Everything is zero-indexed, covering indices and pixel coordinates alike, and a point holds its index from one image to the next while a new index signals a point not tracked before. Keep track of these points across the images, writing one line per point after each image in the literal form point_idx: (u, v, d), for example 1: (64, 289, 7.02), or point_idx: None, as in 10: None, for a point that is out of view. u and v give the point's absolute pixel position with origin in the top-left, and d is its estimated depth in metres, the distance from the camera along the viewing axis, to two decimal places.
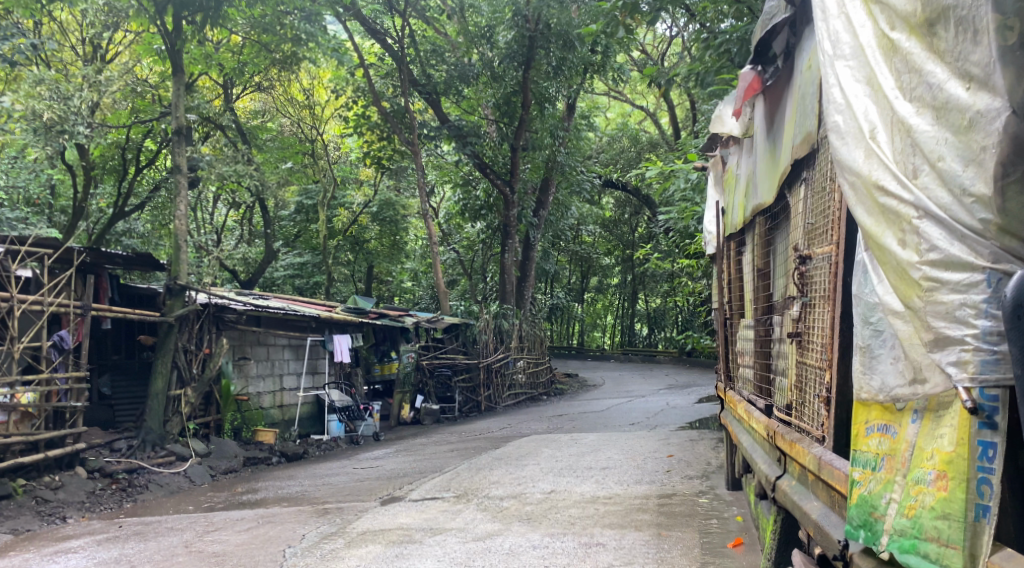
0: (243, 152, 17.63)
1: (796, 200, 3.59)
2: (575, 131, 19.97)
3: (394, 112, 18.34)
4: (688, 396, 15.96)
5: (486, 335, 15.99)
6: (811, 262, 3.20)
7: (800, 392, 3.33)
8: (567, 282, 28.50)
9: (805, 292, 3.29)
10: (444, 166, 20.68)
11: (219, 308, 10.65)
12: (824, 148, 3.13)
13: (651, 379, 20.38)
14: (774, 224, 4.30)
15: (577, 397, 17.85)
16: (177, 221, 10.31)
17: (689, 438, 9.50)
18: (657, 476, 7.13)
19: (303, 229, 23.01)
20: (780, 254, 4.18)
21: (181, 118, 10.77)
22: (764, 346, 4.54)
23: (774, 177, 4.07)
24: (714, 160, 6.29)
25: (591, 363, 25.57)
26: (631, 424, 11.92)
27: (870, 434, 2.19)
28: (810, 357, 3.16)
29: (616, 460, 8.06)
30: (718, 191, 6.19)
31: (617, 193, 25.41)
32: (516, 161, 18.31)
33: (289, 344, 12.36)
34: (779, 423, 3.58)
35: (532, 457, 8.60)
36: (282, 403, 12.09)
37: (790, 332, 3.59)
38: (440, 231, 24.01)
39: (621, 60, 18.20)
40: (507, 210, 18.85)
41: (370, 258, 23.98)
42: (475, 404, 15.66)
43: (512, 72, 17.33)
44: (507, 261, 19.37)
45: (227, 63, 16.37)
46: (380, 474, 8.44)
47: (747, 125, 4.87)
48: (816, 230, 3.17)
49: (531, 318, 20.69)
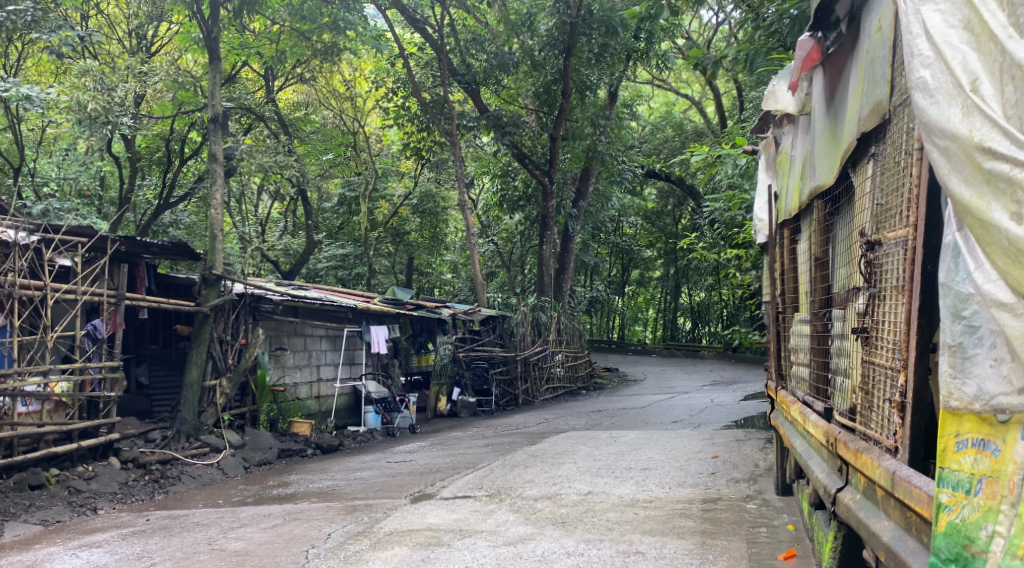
0: (283, 142, 17.59)
1: (862, 180, 3.25)
2: (618, 120, 19.48)
3: (434, 102, 18.09)
4: (732, 393, 15.48)
5: (525, 328, 15.72)
6: (881, 248, 2.86)
7: (864, 394, 2.99)
8: (609, 275, 28.04)
9: (872, 281, 2.95)
10: (484, 157, 20.42)
11: (255, 298, 10.50)
12: (897, 121, 2.78)
13: (693, 375, 19.88)
14: (835, 208, 3.95)
15: (617, 391, 17.48)
16: (213, 210, 10.16)
17: (734, 438, 9.09)
18: (700, 479, 6.77)
19: (344, 221, 23.00)
20: (841, 242, 3.82)
21: (218, 105, 10.60)
22: (822, 342, 4.18)
23: (836, 156, 3.72)
24: (766, 141, 5.90)
25: (632, 358, 25.12)
26: (674, 422, 11.52)
27: (963, 452, 1.86)
28: (879, 356, 2.82)
29: (658, 460, 7.71)
30: (770, 174, 5.81)
31: (660, 185, 24.86)
32: (555, 151, 17.96)
33: (327, 334, 12.23)
34: (841, 427, 3.25)
35: (569, 455, 8.29)
36: (319, 394, 11.95)
37: (854, 327, 3.25)
38: (480, 223, 23.74)
39: (665, 46, 17.73)
40: (546, 201, 18.50)
41: (411, 250, 23.81)
42: (513, 398, 15.39)
43: (553, 60, 16.92)
44: (546, 253, 19.09)
45: (266, 52, 16.26)
46: (413, 469, 8.21)
47: (804, 101, 4.50)
48: (887, 213, 2.84)
49: (571, 311, 20.31)
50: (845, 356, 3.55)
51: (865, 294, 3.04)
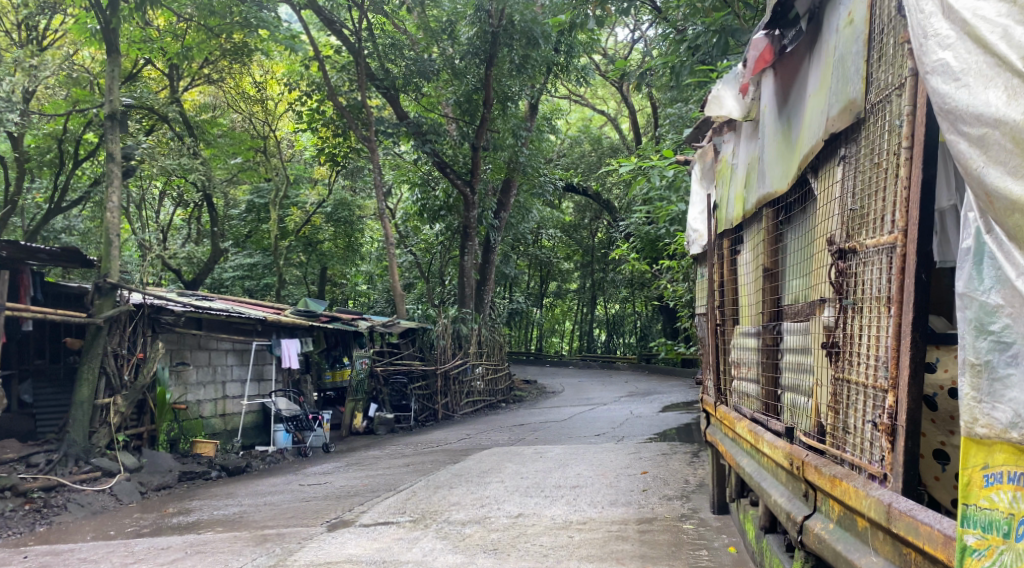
0: (189, 146, 16.77)
1: (826, 185, 3.04)
2: (538, 132, 19.38)
3: (351, 107, 17.55)
4: (650, 404, 15.46)
5: (445, 340, 15.34)
6: (857, 255, 2.64)
7: (834, 416, 2.76)
8: (527, 287, 27.93)
9: (842, 292, 2.73)
10: (402, 166, 19.98)
11: (155, 309, 9.76)
12: (874, 120, 2.57)
13: (610, 386, 19.89)
14: (789, 217, 3.76)
15: (537, 404, 17.28)
16: (109, 213, 9.37)
17: (661, 452, 8.93)
18: (632, 497, 6.54)
19: (254, 229, 22.13)
20: (797, 252, 3.61)
21: (116, 102, 9.79)
22: (770, 356, 3.98)
23: (792, 161, 3.52)
24: (701, 149, 5.73)
25: (549, 369, 25.04)
26: (597, 435, 11.33)
27: (996, 487, 1.63)
28: (854, 372, 2.59)
29: (587, 477, 7.44)
30: (707, 183, 5.63)
31: (577, 198, 24.94)
32: (476, 161, 17.70)
33: (234, 348, 11.53)
34: (804, 449, 3.02)
35: (495, 474, 7.95)
36: (225, 412, 11.23)
37: (819, 345, 3.03)
38: (398, 232, 23.23)
39: (584, 60, 17.75)
40: (467, 211, 18.18)
41: (324, 260, 23.08)
42: (431, 412, 14.98)
43: (474, 69, 16.63)
44: (466, 264, 18.79)
45: (170, 49, 15.39)
46: (329, 492, 7.70)
47: (750, 106, 4.32)
48: (862, 218, 2.62)
49: (491, 323, 20.01)
50: (804, 372, 3.33)
51: (834, 308, 2.82)
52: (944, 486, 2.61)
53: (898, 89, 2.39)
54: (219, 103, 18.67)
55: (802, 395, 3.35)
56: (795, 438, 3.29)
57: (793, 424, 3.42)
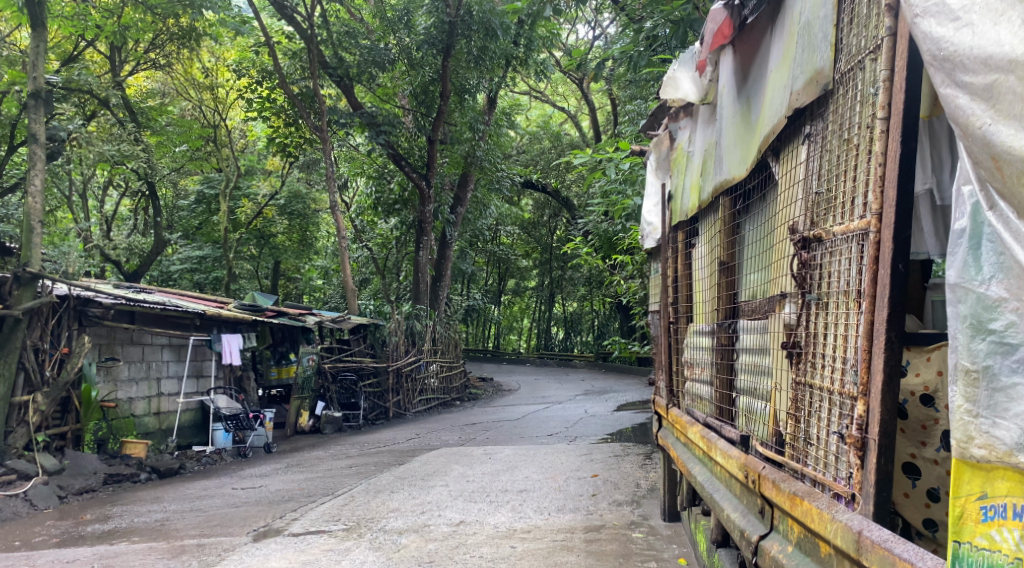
0: (130, 131, 16.17)
1: (789, 168, 2.74)
2: (497, 127, 18.99)
3: (303, 95, 16.97)
4: (605, 403, 15.23)
5: (397, 337, 14.99)
6: (823, 243, 2.33)
7: (795, 426, 2.46)
8: (485, 284, 27.60)
9: (807, 285, 2.43)
10: (356, 157, 19.45)
11: (83, 301, 9.20)
12: (845, 92, 2.27)
13: (566, 384, 19.65)
14: (747, 204, 3.46)
15: (491, 402, 16.93)
16: (31, 198, 8.79)
17: (613, 453, 8.65)
18: (581, 502, 6.22)
19: (203, 221, 21.46)
20: (755, 244, 3.31)
21: (41, 80, 9.20)
22: (724, 355, 3.67)
23: (752, 144, 3.22)
24: (656, 139, 5.44)
25: (506, 366, 24.74)
26: (549, 434, 11.03)
27: (998, 524, 1.48)
28: (820, 377, 2.29)
29: (535, 481, 7.11)
30: (662, 173, 5.33)
31: (536, 195, 24.66)
32: (433, 154, 17.25)
33: (171, 344, 11.06)
34: (760, 460, 2.70)
35: (440, 477, 7.58)
36: (159, 410, 10.71)
37: (779, 346, 2.73)
38: (353, 226, 22.71)
39: (543, 54, 17.45)
40: (423, 205, 17.75)
41: (276, 254, 22.47)
42: (382, 410, 14.57)
43: (431, 60, 16.20)
44: (422, 259, 18.36)
45: (110, 28, 14.67)
46: (262, 497, 7.26)
47: (707, 88, 4.03)
48: (830, 202, 2.32)
49: (447, 320, 19.63)
50: (763, 375, 3.02)
51: (797, 304, 2.52)
52: (915, 504, 2.34)
53: (872, 53, 2.08)
54: (167, 89, 18.14)
55: (760, 399, 3.05)
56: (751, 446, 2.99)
57: (749, 432, 3.12)
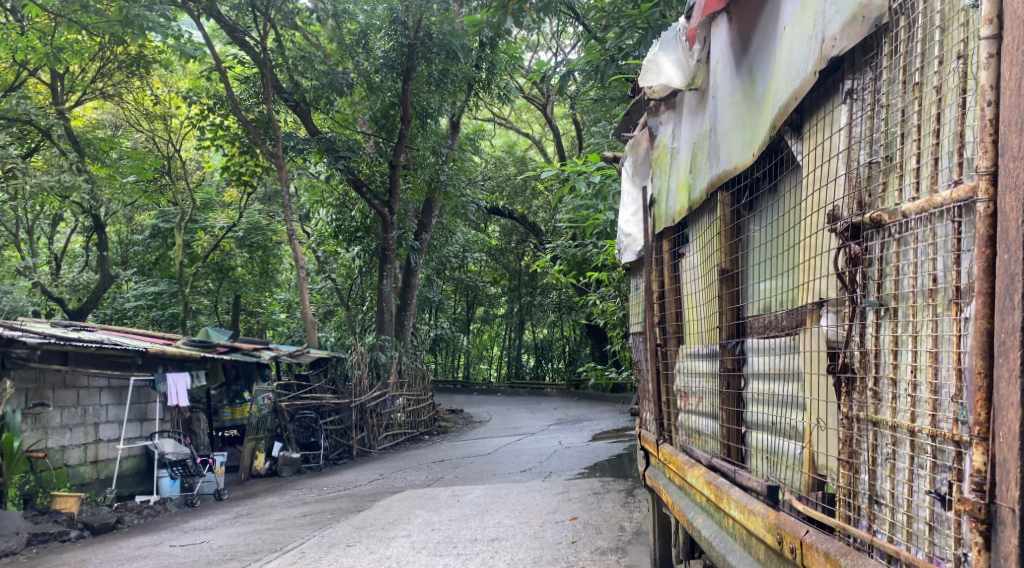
0: (74, 162, 15.33)
1: (820, 142, 2.14)
2: (460, 151, 18.45)
3: (257, 122, 16.21)
4: (580, 432, 14.56)
5: (360, 371, 14.23)
6: (887, 228, 1.73)
7: (852, 479, 1.83)
8: (453, 313, 26.93)
9: (859, 285, 1.83)
10: (316, 183, 18.70)
11: (4, 342, 8.34)
12: (909, 25, 1.69)
13: (538, 413, 18.96)
14: (754, 199, 2.85)
15: (462, 435, 16.18)
16: None
17: (591, 491, 7.97)
18: (560, 552, 5.55)
19: (159, 256, 20.49)
20: (769, 246, 2.70)
21: None
22: (731, 384, 3.03)
23: (759, 123, 2.62)
24: (632, 140, 4.84)
25: (478, 397, 23.97)
26: (522, 470, 10.33)
27: None
28: (892, 412, 1.68)
29: (508, 527, 6.41)
30: (641, 178, 4.71)
31: (503, 221, 24.06)
32: (394, 180, 16.53)
33: (110, 385, 10.18)
34: (798, 519, 2.06)
35: (402, 525, 6.86)
36: (97, 458, 9.80)
37: (818, 370, 2.10)
38: (316, 257, 21.98)
39: (506, 76, 16.92)
40: (386, 232, 17.00)
41: (237, 288, 21.64)
42: (346, 449, 13.74)
43: (390, 83, 15.53)
44: (385, 288, 17.63)
45: (46, 53, 13.88)
46: (201, 556, 6.47)
47: (695, 70, 3.45)
48: (893, 177, 1.73)
49: (414, 351, 18.87)
50: (794, 407, 2.40)
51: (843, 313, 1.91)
52: None
53: None
54: (118, 121, 17.31)
55: (790, 438, 2.41)
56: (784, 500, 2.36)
57: (780, 481, 2.48)
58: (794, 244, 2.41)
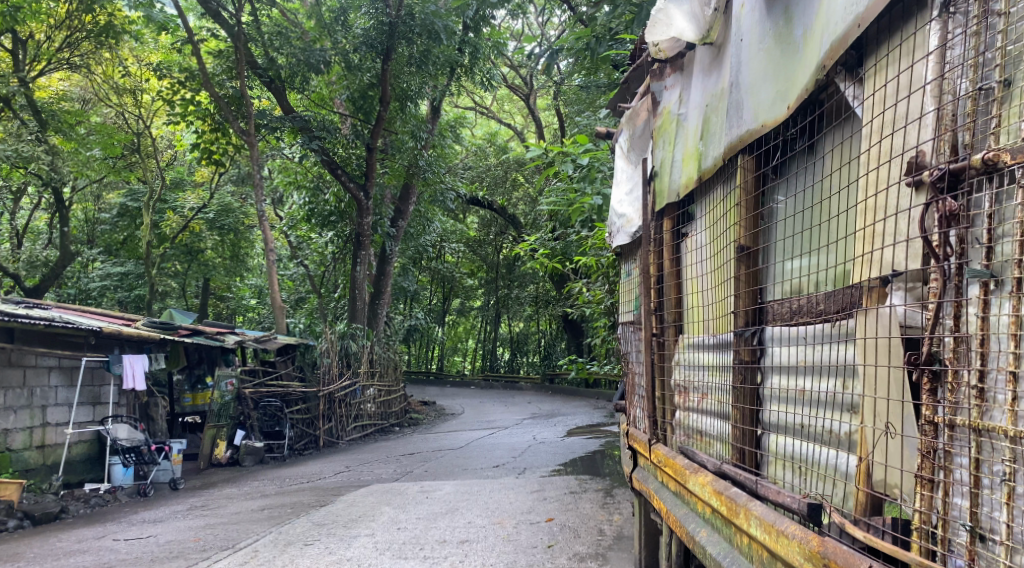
0: (34, 133, 14.56)
1: (895, 84, 1.79)
2: (440, 137, 17.90)
3: (230, 98, 15.53)
4: (554, 427, 14.16)
5: (330, 359, 13.71)
6: (1003, 176, 1.50)
7: (936, 502, 1.61)
8: (428, 303, 26.42)
9: (953, 254, 1.60)
10: (289, 165, 18.05)
11: None
12: None
13: (511, 407, 18.52)
14: (786, 160, 2.42)
15: (434, 427, 15.71)
16: None
17: (567, 489, 7.57)
18: (535, 557, 5.13)
19: (128, 236, 19.79)
20: (804, 217, 2.29)
21: None
22: (746, 378, 2.61)
23: (801, 65, 2.17)
24: (630, 111, 4.40)
25: (451, 389, 23.49)
26: (495, 465, 9.91)
27: None
28: (1007, 418, 1.47)
29: (479, 528, 5.97)
30: (639, 152, 4.28)
31: (481, 212, 23.56)
32: (371, 163, 15.96)
33: (60, 366, 9.62)
34: (861, 548, 1.73)
35: (366, 522, 6.41)
36: (43, 443, 9.23)
37: (886, 361, 1.76)
38: (289, 242, 21.40)
39: (490, 62, 16.37)
40: (360, 217, 16.44)
41: (207, 271, 21.02)
42: (313, 439, 13.20)
43: (370, 63, 14.91)
44: (359, 275, 17.03)
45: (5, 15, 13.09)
46: (146, 552, 5.97)
47: (711, 22, 2.96)
48: (1016, 106, 1.49)
49: (386, 341, 18.36)
50: (842, 408, 2.02)
51: (926, 299, 1.65)
52: None
53: None
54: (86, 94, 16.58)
55: (834, 446, 2.03)
56: (826, 522, 1.96)
57: (821, 498, 2.10)
58: (845, 212, 2.03)
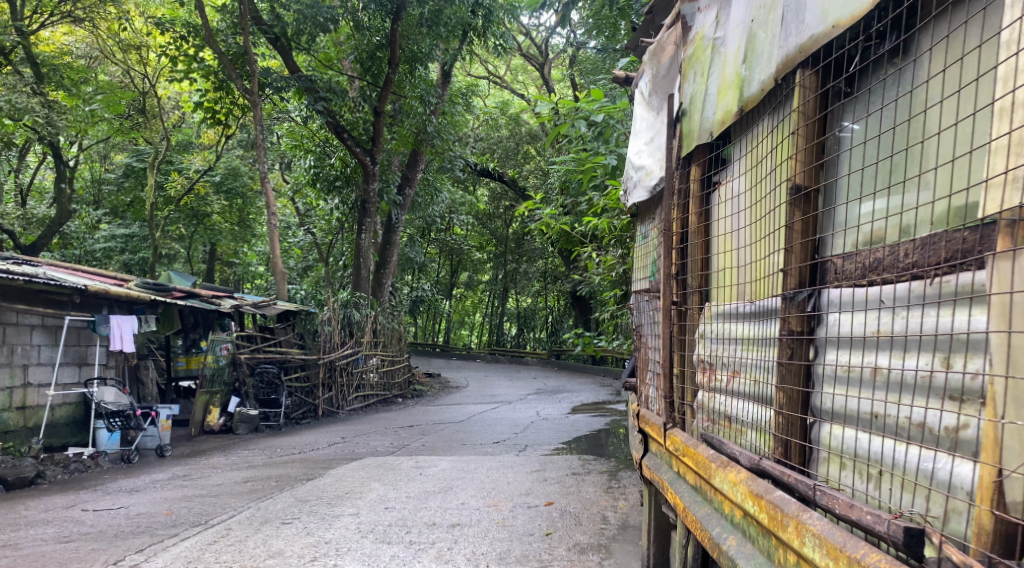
0: (31, 85, 13.92)
1: None
2: (451, 103, 17.17)
3: (234, 56, 14.84)
4: (559, 404, 13.66)
5: (330, 327, 13.23)
6: None
7: None
8: (436, 276, 25.92)
9: None
10: (296, 128, 17.31)
11: None
12: None
13: (517, 382, 18.02)
14: (866, 68, 1.89)
15: (437, 400, 15.24)
16: None
17: (570, 470, 7.06)
18: (532, 547, 4.64)
19: (133, 198, 19.27)
20: (892, 142, 1.80)
21: None
22: (795, 354, 2.07)
23: None
24: (655, 45, 3.82)
25: (456, 363, 23.04)
26: (497, 442, 9.41)
27: None
28: None
29: (472, 511, 5.49)
30: (665, 94, 3.70)
31: (493, 183, 22.83)
32: (379, 127, 15.29)
33: (43, 324, 9.17)
34: None
35: (352, 500, 5.94)
36: (24, 404, 8.79)
37: None
38: (296, 208, 20.87)
39: (504, 26, 15.55)
40: (366, 183, 15.79)
41: (214, 236, 20.53)
42: (311, 408, 12.72)
43: (379, 22, 14.13)
44: (364, 244, 16.45)
45: None
46: (112, 526, 5.52)
47: None
48: None
49: (392, 311, 17.83)
50: (947, 395, 1.55)
51: None
52: None
53: None
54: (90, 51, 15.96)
55: (934, 447, 1.57)
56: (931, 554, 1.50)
57: (907, 514, 1.63)
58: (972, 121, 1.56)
